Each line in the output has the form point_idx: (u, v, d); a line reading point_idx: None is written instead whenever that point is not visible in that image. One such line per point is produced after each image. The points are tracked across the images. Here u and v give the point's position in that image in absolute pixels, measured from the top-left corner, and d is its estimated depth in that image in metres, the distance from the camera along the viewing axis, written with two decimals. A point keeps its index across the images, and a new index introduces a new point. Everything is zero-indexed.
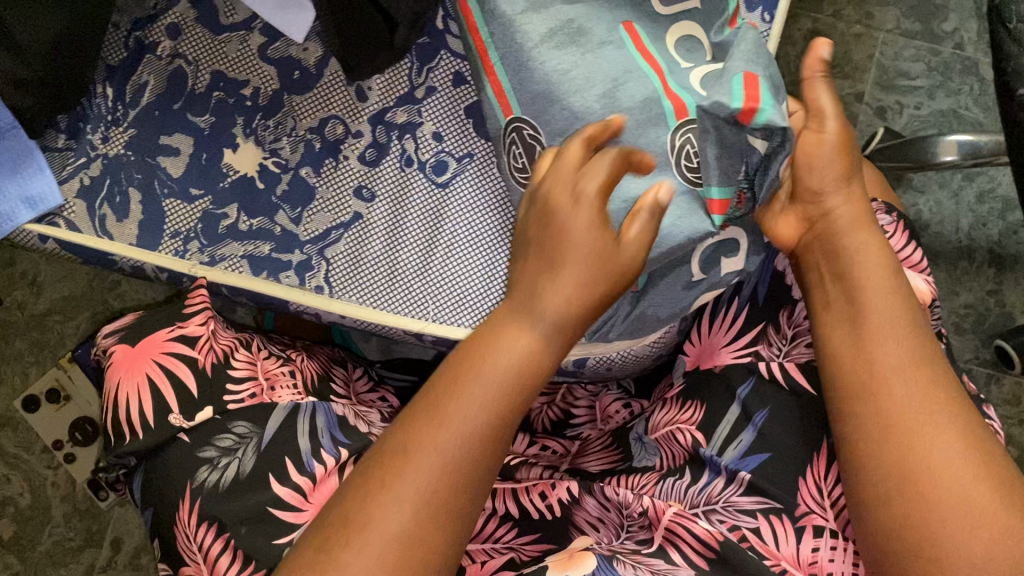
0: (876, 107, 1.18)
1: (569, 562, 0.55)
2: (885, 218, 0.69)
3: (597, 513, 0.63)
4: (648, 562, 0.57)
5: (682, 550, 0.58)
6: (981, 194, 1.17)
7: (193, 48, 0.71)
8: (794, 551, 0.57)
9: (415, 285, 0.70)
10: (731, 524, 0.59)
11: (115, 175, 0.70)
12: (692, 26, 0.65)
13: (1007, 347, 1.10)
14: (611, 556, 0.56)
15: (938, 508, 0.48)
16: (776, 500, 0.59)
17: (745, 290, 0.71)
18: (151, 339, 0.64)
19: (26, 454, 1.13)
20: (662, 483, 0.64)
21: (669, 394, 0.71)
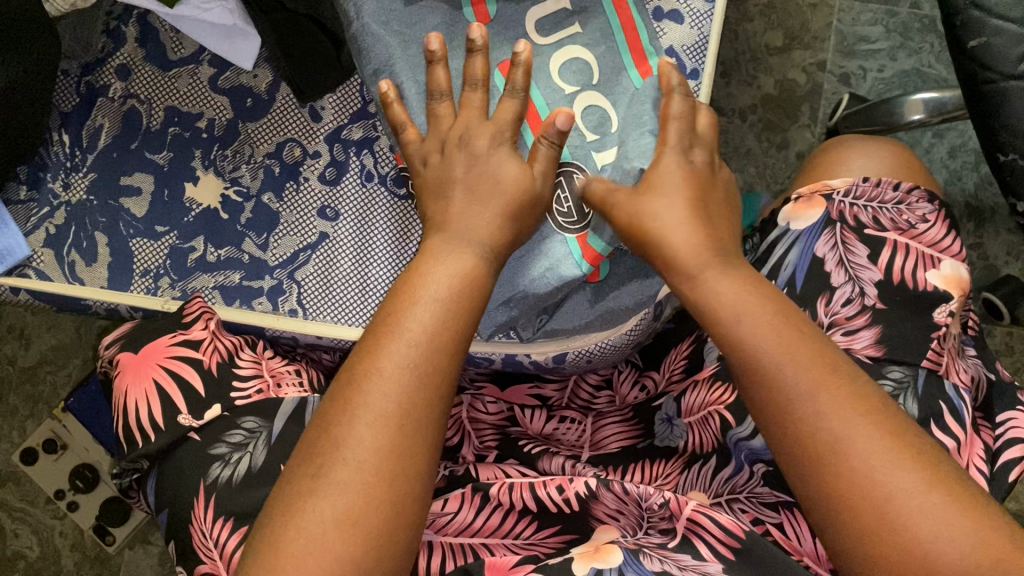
0: (839, 74, 1.18)
1: (596, 556, 0.56)
2: (926, 205, 0.66)
3: (614, 505, 0.63)
4: (676, 557, 0.56)
5: (709, 541, 0.57)
6: (953, 149, 1.17)
7: (144, 86, 0.71)
8: (814, 548, 0.59)
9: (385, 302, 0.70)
10: (755, 517, 0.61)
11: (80, 221, 0.70)
12: (575, 50, 0.66)
13: (994, 299, 1.11)
14: (638, 550, 0.56)
15: (907, 522, 0.43)
16: (791, 492, 0.61)
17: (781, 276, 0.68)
18: (155, 345, 0.66)
19: (31, 507, 1.14)
20: (687, 473, 0.67)
21: (702, 374, 0.70)
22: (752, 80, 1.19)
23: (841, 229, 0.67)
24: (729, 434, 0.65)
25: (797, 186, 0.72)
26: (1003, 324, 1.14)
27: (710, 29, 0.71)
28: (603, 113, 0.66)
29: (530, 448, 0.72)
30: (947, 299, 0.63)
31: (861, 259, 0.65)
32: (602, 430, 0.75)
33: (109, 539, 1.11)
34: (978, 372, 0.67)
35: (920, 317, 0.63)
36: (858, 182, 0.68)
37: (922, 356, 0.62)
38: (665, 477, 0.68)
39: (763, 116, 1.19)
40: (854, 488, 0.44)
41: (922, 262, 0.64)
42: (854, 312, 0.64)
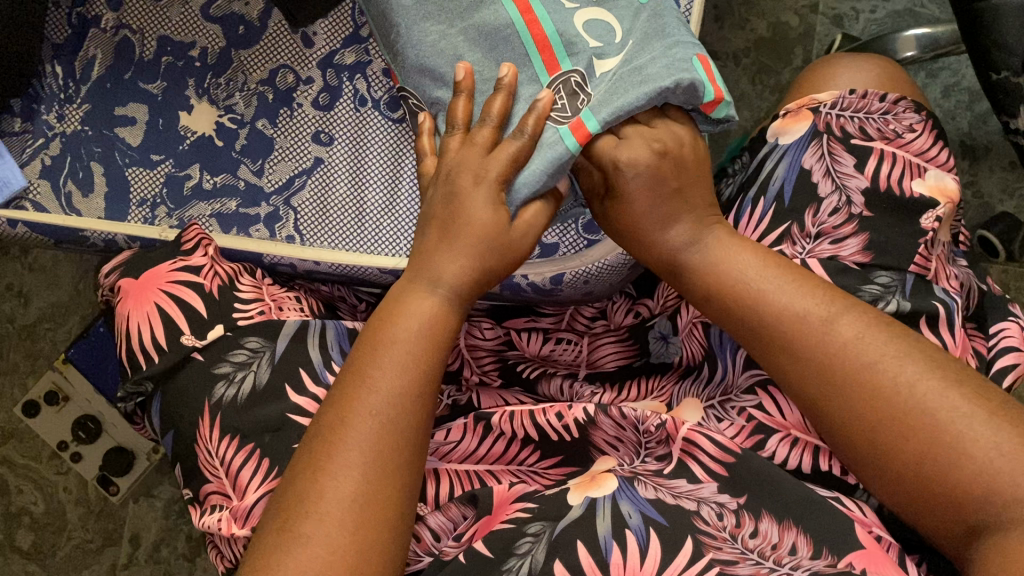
0: (832, 16, 1.18)
1: (590, 486, 0.56)
2: (913, 115, 0.67)
3: (614, 432, 0.62)
4: (671, 484, 0.57)
5: (701, 460, 0.58)
6: (947, 89, 1.17)
7: (136, 17, 0.71)
8: (799, 418, 0.60)
9: (386, 224, 0.70)
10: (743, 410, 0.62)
11: (75, 152, 0.70)
12: None
13: (990, 236, 1.11)
14: (632, 478, 0.56)
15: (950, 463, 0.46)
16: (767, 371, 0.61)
17: (771, 190, 0.68)
18: (154, 270, 0.66)
19: (35, 462, 1.15)
20: (682, 384, 0.69)
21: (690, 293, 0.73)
22: (744, 24, 1.19)
23: (828, 140, 0.67)
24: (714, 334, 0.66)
25: (785, 104, 0.73)
26: (999, 262, 1.14)
27: None
28: (607, 25, 0.64)
29: (528, 375, 0.75)
30: (933, 205, 0.64)
31: (848, 168, 0.66)
32: (598, 348, 0.76)
33: (112, 490, 1.12)
34: (967, 279, 0.69)
35: (906, 228, 0.64)
36: (846, 94, 0.69)
37: (909, 262, 0.63)
38: (660, 390, 0.70)
39: (757, 59, 1.19)
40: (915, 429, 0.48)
41: (908, 171, 0.65)
42: (840, 221, 0.65)
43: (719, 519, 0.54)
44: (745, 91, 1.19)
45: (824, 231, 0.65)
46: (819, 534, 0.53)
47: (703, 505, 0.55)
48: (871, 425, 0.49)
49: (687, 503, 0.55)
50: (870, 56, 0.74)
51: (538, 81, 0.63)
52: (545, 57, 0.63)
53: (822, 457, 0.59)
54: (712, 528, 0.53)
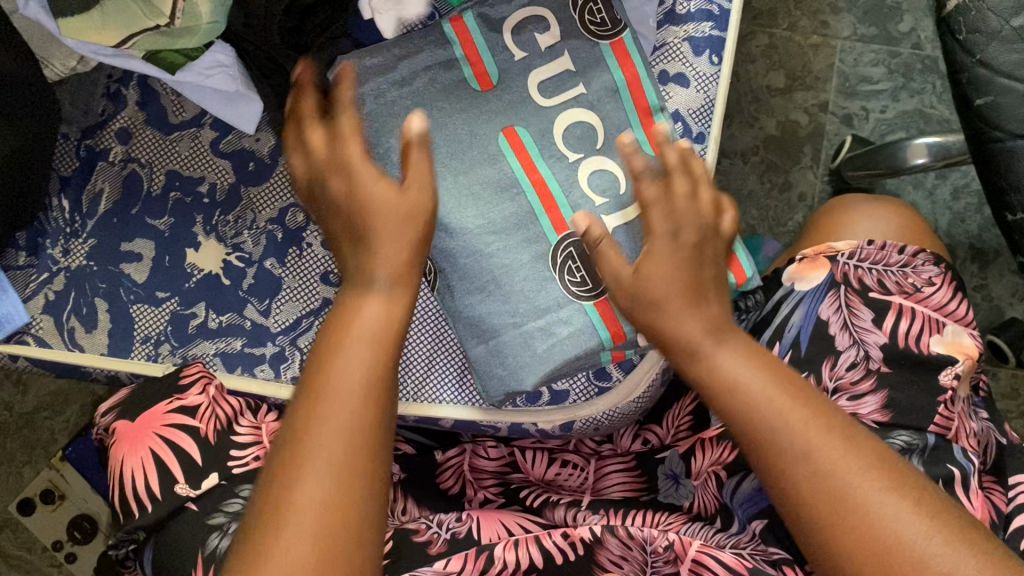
0: (841, 115, 1.18)
1: None
2: (931, 268, 0.66)
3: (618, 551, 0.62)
4: None
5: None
6: (956, 190, 1.16)
7: (145, 150, 0.71)
8: None
9: (433, 369, 0.71)
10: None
11: (80, 287, 0.69)
12: (580, 112, 0.66)
13: (999, 342, 1.10)
14: None
15: None
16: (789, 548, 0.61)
17: (786, 336, 0.67)
18: (152, 412, 0.64)
19: (28, 554, 1.13)
20: (689, 524, 0.68)
21: (708, 434, 0.73)
22: (753, 121, 1.18)
23: (846, 291, 0.66)
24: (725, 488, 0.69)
25: (802, 248, 0.72)
26: (1008, 367, 1.13)
27: (716, 93, 0.70)
28: (611, 177, 0.65)
29: (531, 502, 0.74)
30: (952, 362, 0.63)
31: (866, 322, 0.65)
32: (604, 477, 0.78)
33: None
34: (987, 435, 0.68)
35: (927, 387, 0.62)
36: (864, 245, 0.68)
37: (929, 421, 0.61)
38: (666, 524, 0.69)
39: (766, 157, 1.18)
40: None
41: (928, 326, 0.64)
42: (859, 375, 0.63)
43: None
44: (753, 188, 1.18)
45: (842, 387, 0.64)
46: None
47: None
48: None
49: None
50: (876, 202, 0.75)
51: (547, 241, 0.64)
52: (552, 215, 0.64)
53: None
54: None
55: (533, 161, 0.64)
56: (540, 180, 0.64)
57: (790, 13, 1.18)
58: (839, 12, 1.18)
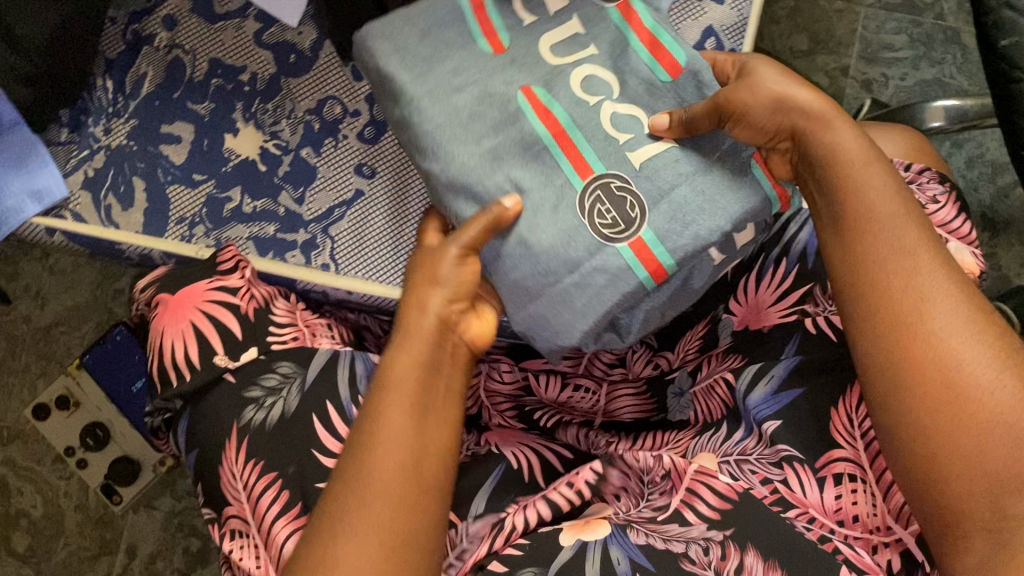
0: (862, 80, 1.20)
1: (583, 527, 0.56)
2: (936, 186, 0.68)
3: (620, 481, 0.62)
4: (664, 529, 0.57)
5: (698, 506, 0.57)
6: (971, 160, 1.18)
7: (189, 37, 0.72)
8: (819, 498, 0.59)
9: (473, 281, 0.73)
10: (763, 477, 0.61)
11: (119, 166, 0.71)
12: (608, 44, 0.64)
13: (1006, 309, 1.12)
14: (627, 524, 0.57)
15: (990, 448, 0.43)
16: (797, 448, 0.61)
17: (795, 250, 0.69)
18: (191, 288, 0.66)
19: (37, 465, 1.14)
20: (699, 438, 0.68)
21: (716, 351, 0.73)
22: None
23: None
24: (735, 392, 0.67)
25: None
26: None
27: (749, 12, 0.72)
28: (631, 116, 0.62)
29: (545, 422, 0.76)
30: None
31: None
32: (615, 398, 0.77)
33: (116, 499, 1.12)
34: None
35: None
36: None
37: None
38: (677, 442, 0.69)
39: None
40: (959, 421, 0.44)
41: None
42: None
43: (704, 555, 0.55)
44: None
45: None
46: None
47: (692, 544, 0.55)
48: (917, 398, 0.46)
49: (676, 546, 0.55)
50: (884, 132, 0.76)
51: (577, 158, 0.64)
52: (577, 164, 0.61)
53: (862, 546, 0.57)
54: (697, 567, 0.54)
55: (549, 111, 0.61)
56: (563, 128, 0.61)
57: None
58: None
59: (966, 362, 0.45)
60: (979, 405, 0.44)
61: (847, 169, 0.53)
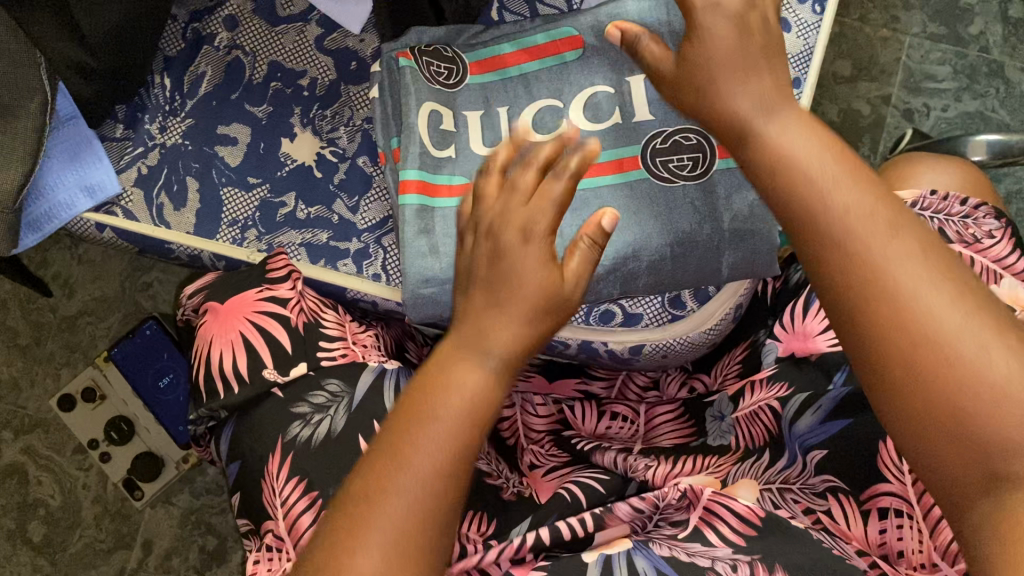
0: (903, 110, 1.19)
1: (605, 546, 0.55)
2: (992, 222, 0.66)
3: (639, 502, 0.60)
4: (685, 546, 0.54)
5: (720, 529, 0.55)
6: (1009, 195, 1.18)
7: (249, 39, 0.72)
8: (864, 531, 0.57)
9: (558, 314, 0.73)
10: (806, 506, 0.60)
11: (173, 164, 0.71)
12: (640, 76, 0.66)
13: None
14: (648, 540, 0.55)
15: (977, 415, 0.36)
16: (842, 479, 0.59)
17: None
18: (240, 297, 0.65)
19: (58, 455, 1.14)
20: (740, 464, 0.66)
21: (759, 376, 0.71)
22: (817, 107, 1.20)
23: None
24: (781, 419, 0.65)
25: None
26: None
27: (815, 41, 0.71)
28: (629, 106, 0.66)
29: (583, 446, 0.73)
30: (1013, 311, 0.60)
31: None
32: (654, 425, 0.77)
33: (137, 494, 1.11)
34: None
35: None
36: (927, 195, 0.69)
37: None
38: (717, 467, 0.67)
39: None
40: (947, 397, 0.36)
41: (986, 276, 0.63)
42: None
43: (733, 570, 0.51)
44: None
45: None
46: None
47: (717, 562, 0.52)
48: (910, 374, 0.37)
49: (700, 560, 0.52)
50: (938, 164, 0.75)
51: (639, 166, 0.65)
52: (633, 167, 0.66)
53: None
54: None
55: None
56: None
57: (863, 5, 1.20)
58: (910, 8, 1.19)
59: (985, 359, 0.36)
60: (970, 368, 0.36)
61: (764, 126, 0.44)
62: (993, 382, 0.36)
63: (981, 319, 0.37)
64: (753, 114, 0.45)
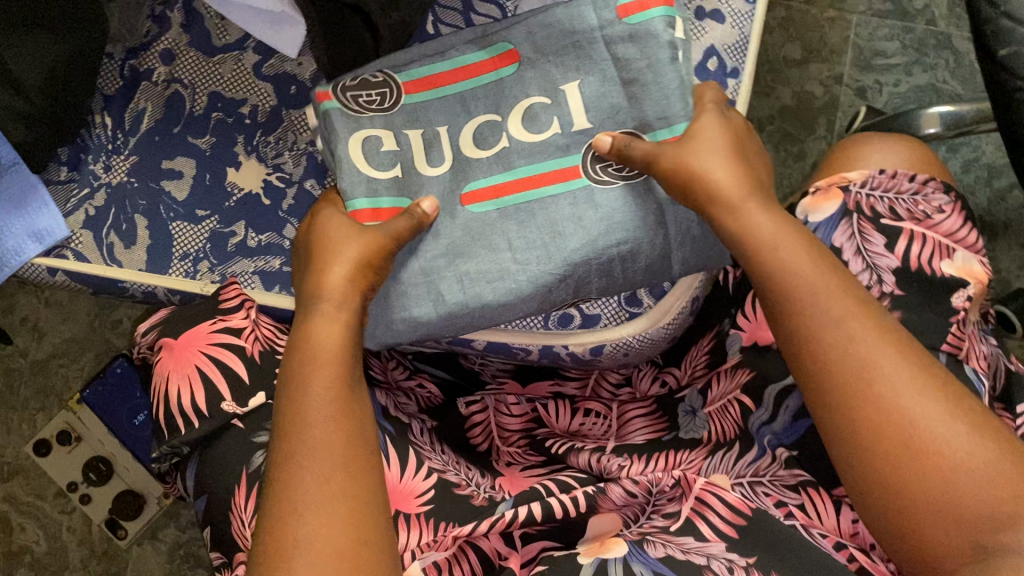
0: (856, 88, 1.20)
1: (601, 548, 0.57)
2: (941, 196, 0.66)
3: (620, 501, 0.63)
4: (678, 541, 0.57)
5: (711, 520, 0.58)
6: (967, 164, 1.19)
7: (188, 71, 0.72)
8: (835, 523, 0.60)
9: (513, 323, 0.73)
10: (778, 499, 0.61)
11: (120, 203, 0.71)
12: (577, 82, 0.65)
13: (1007, 312, 1.11)
14: (642, 539, 0.58)
15: (932, 448, 0.46)
16: (809, 474, 0.62)
17: None
18: (194, 331, 0.64)
19: (39, 500, 1.13)
20: (711, 458, 0.67)
21: (726, 366, 0.71)
22: (769, 91, 1.21)
23: (858, 218, 0.65)
24: (748, 416, 0.66)
25: (814, 181, 0.70)
26: (1015, 338, 1.14)
27: (750, 30, 0.71)
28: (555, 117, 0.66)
29: (557, 449, 0.72)
30: (963, 284, 0.62)
31: (879, 247, 0.64)
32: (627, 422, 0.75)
33: (121, 533, 1.10)
34: (996, 358, 0.66)
35: (938, 309, 0.61)
36: (875, 173, 0.67)
37: (941, 340, 0.60)
38: (689, 463, 0.68)
39: (780, 126, 1.20)
40: (891, 429, 0.47)
41: (938, 251, 0.63)
42: (872, 298, 0.62)
43: (729, 572, 0.54)
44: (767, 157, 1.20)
45: None
46: None
47: (713, 560, 0.55)
48: (872, 429, 0.47)
49: (696, 558, 0.55)
50: (885, 141, 0.73)
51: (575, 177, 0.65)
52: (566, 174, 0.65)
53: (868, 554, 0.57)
54: None
55: (505, 177, 0.66)
56: (527, 176, 0.66)
57: None
58: None
59: (947, 432, 0.46)
60: (900, 404, 0.47)
61: (768, 244, 0.54)
62: (922, 401, 0.47)
63: (915, 374, 0.48)
64: (752, 230, 0.55)
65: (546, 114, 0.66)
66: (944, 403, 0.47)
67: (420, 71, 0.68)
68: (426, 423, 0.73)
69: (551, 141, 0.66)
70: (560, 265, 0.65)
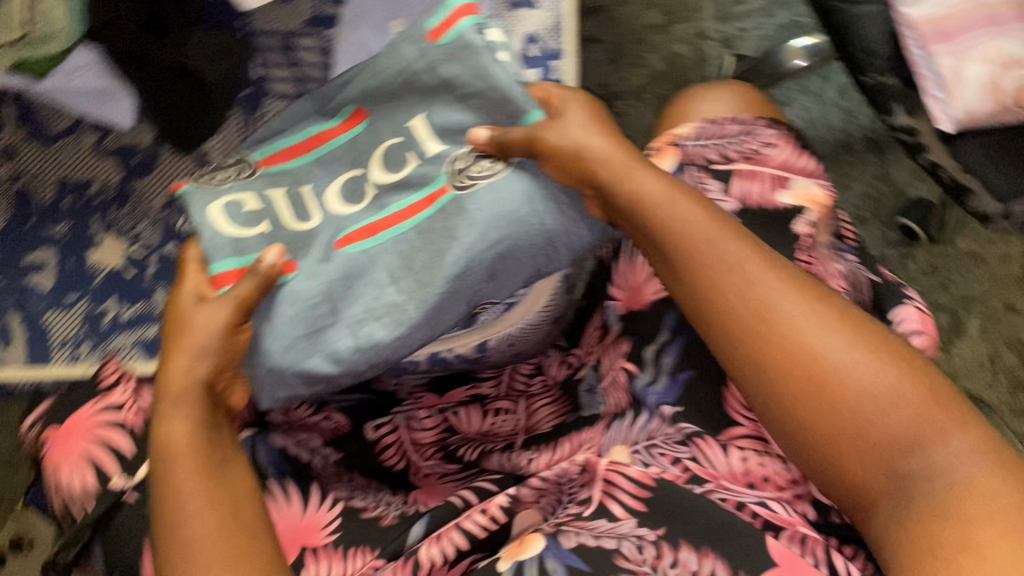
0: (722, 39, 1.22)
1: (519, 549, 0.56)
2: (768, 131, 0.68)
3: (534, 497, 0.64)
4: (593, 526, 0.56)
5: (621, 499, 0.58)
6: (842, 89, 1.21)
7: (31, 163, 0.82)
8: (728, 467, 0.61)
9: None
10: (673, 458, 0.62)
11: None
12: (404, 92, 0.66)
13: (909, 224, 1.13)
14: (558, 530, 0.56)
15: (838, 382, 0.47)
16: (697, 425, 0.63)
17: None
18: (76, 416, 0.64)
19: None
20: (609, 431, 0.68)
21: (609, 340, 0.72)
22: (639, 60, 1.22)
23: (694, 169, 0.66)
24: (635, 382, 0.67)
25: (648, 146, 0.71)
26: (924, 245, 1.16)
27: None
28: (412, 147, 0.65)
29: (470, 457, 0.72)
30: (802, 211, 0.64)
31: (716, 194, 0.65)
32: (534, 413, 0.74)
33: None
34: (857, 274, 0.63)
35: (784, 235, 0.62)
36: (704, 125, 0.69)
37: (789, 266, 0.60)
38: (591, 441, 0.68)
39: (658, 92, 1.22)
40: (799, 370, 0.48)
41: (774, 184, 0.65)
42: None
43: (639, 552, 0.54)
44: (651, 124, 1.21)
45: None
46: (736, 558, 0.52)
47: (624, 541, 0.55)
48: (780, 370, 0.49)
49: (608, 542, 0.55)
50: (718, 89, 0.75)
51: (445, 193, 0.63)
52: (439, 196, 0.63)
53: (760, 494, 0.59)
54: (634, 563, 0.53)
55: (371, 220, 0.64)
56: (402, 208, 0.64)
57: None
58: None
59: (853, 366, 0.48)
60: (804, 344, 0.49)
61: (661, 215, 0.55)
62: (827, 340, 0.49)
63: (821, 316, 0.49)
64: (644, 190, 0.56)
65: (401, 154, 0.65)
66: (849, 340, 0.49)
67: (276, 145, 0.70)
68: (330, 457, 0.71)
69: (411, 174, 0.64)
70: (444, 282, 0.61)
